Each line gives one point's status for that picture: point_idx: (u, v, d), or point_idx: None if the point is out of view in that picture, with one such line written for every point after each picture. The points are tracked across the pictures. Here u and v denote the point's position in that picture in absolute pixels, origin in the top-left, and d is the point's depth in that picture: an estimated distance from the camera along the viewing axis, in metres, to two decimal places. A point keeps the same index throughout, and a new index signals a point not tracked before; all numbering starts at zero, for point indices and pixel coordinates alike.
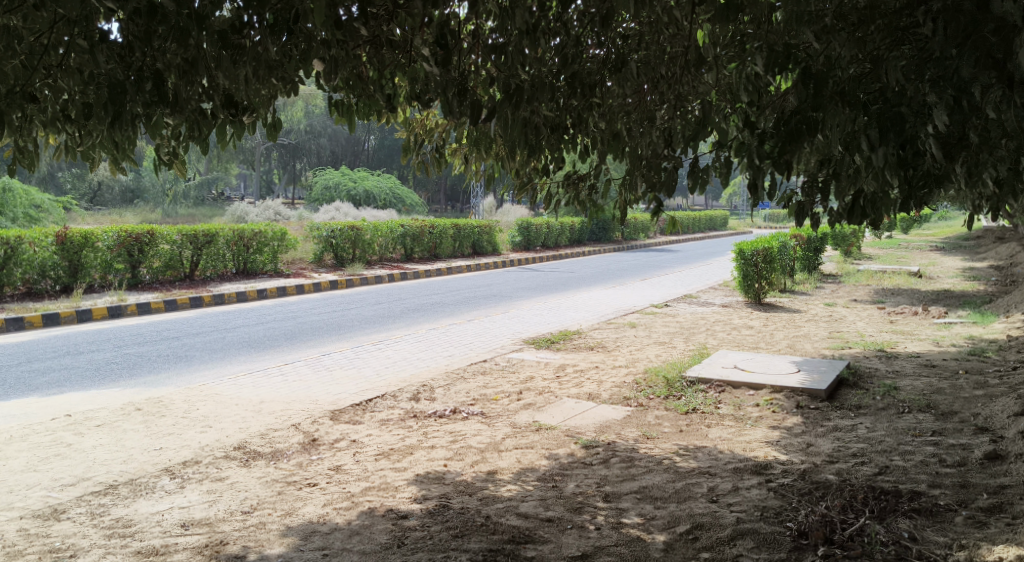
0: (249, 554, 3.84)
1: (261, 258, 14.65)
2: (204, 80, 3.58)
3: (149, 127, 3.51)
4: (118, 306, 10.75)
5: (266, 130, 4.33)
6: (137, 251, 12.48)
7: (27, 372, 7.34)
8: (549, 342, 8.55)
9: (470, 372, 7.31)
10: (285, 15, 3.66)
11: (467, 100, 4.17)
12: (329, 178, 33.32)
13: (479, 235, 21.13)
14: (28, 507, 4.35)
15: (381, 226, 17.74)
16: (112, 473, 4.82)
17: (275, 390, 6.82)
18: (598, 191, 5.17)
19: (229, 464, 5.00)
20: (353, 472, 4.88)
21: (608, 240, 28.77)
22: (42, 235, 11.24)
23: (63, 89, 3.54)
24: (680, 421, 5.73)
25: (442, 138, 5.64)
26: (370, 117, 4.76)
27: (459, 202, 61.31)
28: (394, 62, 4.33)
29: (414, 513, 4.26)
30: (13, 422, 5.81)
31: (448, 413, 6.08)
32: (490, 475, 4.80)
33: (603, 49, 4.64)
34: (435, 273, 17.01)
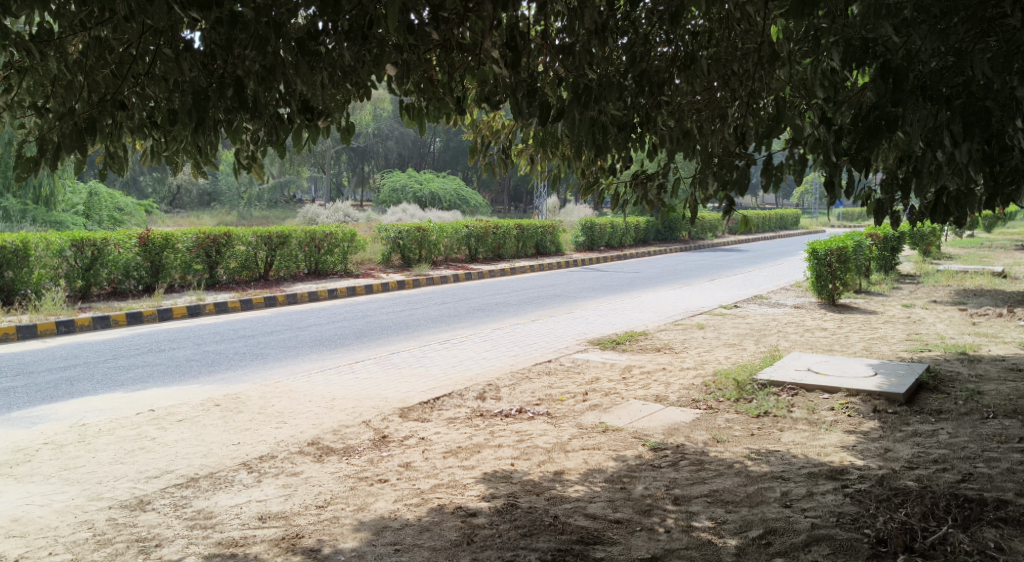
0: (324, 547, 3.92)
1: (332, 259, 14.92)
2: (281, 86, 3.70)
3: (230, 132, 3.66)
4: (197, 306, 11.06)
5: (340, 134, 4.40)
6: (215, 251, 12.82)
7: (112, 369, 7.59)
8: (615, 343, 8.52)
9: (535, 372, 7.33)
10: (360, 21, 3.76)
11: (537, 100, 4.17)
12: (396, 180, 33.72)
13: (543, 234, 21.16)
14: (116, 497, 4.51)
15: (446, 227, 17.88)
16: (193, 467, 4.96)
17: (347, 387, 6.95)
18: (667, 190, 5.13)
19: (303, 459, 5.11)
20: (423, 469, 4.94)
21: (675, 239, 28.50)
22: (126, 237, 11.63)
23: (149, 97, 3.68)
24: (752, 424, 5.65)
25: (508, 139, 5.68)
26: (439, 121, 4.81)
27: (524, 202, 61.43)
28: (463, 64, 4.37)
29: (483, 511, 4.30)
30: (101, 416, 6.03)
31: (514, 413, 6.11)
32: (557, 475, 4.81)
33: (672, 47, 4.60)
34: (500, 273, 17.09)
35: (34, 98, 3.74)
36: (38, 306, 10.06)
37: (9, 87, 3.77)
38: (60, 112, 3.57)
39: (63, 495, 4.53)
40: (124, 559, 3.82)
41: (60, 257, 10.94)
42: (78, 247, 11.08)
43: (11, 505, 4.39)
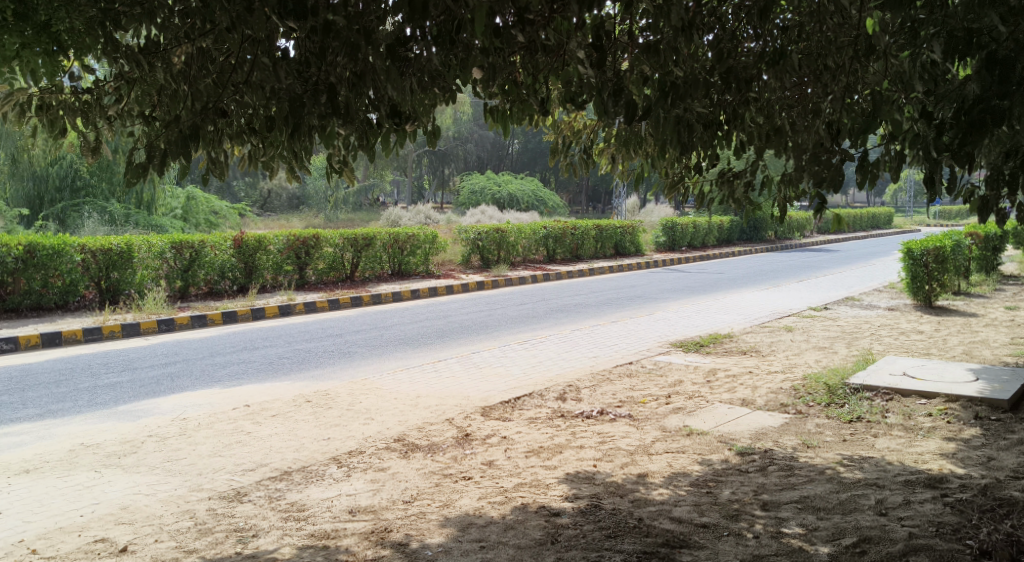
0: (411, 542, 3.97)
1: (414, 259, 15.13)
2: (371, 92, 3.78)
3: (323, 138, 3.79)
4: (287, 306, 11.36)
5: (426, 138, 4.46)
6: (304, 253, 13.17)
7: (210, 365, 7.86)
8: (698, 345, 8.40)
9: (616, 373, 7.28)
10: (447, 26, 3.83)
11: (623, 99, 4.16)
12: (476, 182, 34.02)
13: (623, 235, 21.03)
14: (215, 489, 4.67)
15: (525, 228, 17.93)
16: (286, 460, 5.10)
17: (430, 385, 7.04)
18: (754, 187, 5.02)
19: (390, 455, 5.19)
20: (506, 468, 4.97)
21: (760, 239, 27.95)
22: (222, 239, 12.06)
23: (248, 105, 3.83)
24: (844, 430, 5.50)
25: (590, 139, 5.66)
26: (522, 124, 4.81)
27: (603, 203, 61.12)
28: (548, 66, 4.38)
29: (567, 511, 4.29)
30: (200, 410, 6.25)
31: (596, 414, 6.08)
32: (641, 477, 4.77)
33: (760, 43, 4.52)
34: (579, 274, 17.04)
35: (141, 108, 3.92)
36: (141, 306, 10.50)
37: (119, 98, 3.96)
38: (166, 120, 3.74)
39: (167, 485, 4.70)
40: (224, 548, 3.95)
41: (161, 258, 11.39)
42: (177, 249, 11.51)
43: (119, 494, 4.59)
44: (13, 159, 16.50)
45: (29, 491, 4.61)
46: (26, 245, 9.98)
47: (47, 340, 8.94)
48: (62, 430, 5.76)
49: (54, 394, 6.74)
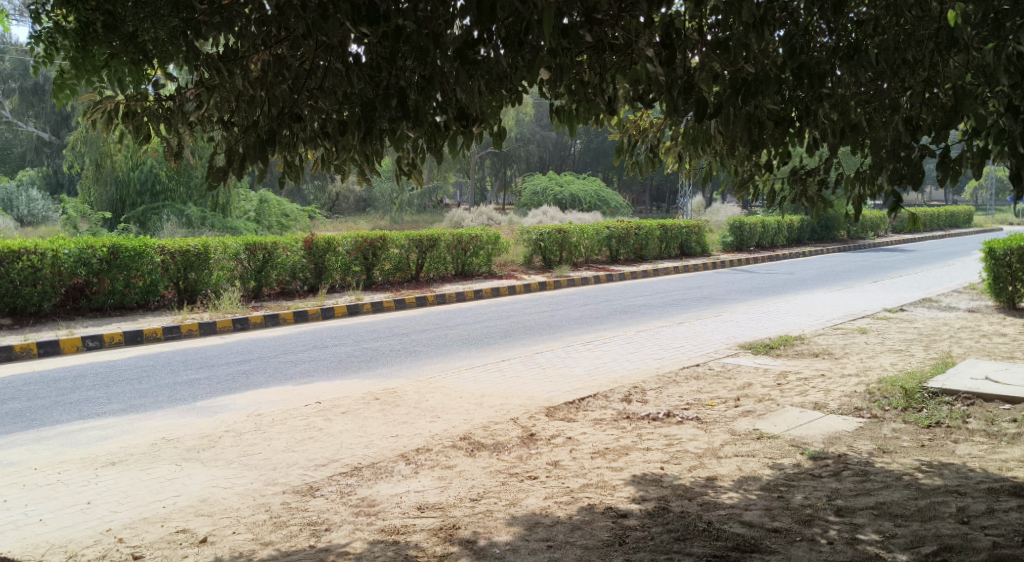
0: (480, 539, 3.99)
1: (477, 260, 15.21)
2: (440, 95, 3.82)
3: (394, 140, 3.84)
4: (356, 306, 11.53)
5: (493, 139, 4.47)
6: (372, 254, 13.34)
7: (282, 363, 8.04)
8: (768, 347, 8.25)
9: (683, 376, 7.19)
10: (516, 27, 3.85)
11: (693, 97, 4.11)
12: (538, 183, 34.04)
13: (688, 235, 20.81)
14: (289, 483, 4.77)
15: (588, 228, 17.86)
16: (356, 457, 5.18)
17: (495, 385, 7.07)
18: (827, 185, 4.88)
19: (456, 453, 5.23)
20: (571, 468, 4.95)
21: (832, 238, 27.34)
22: (293, 241, 12.31)
23: (322, 110, 3.91)
24: (922, 435, 5.35)
25: (657, 137, 5.62)
26: (588, 123, 4.76)
27: (667, 203, 60.48)
28: (615, 66, 4.35)
29: (634, 513, 4.26)
30: (273, 407, 6.39)
31: (663, 416, 6.03)
32: (710, 480, 4.71)
33: (834, 38, 4.41)
34: (643, 274, 16.89)
35: (220, 114, 4.04)
36: (217, 306, 10.78)
37: (200, 104, 4.08)
38: (244, 125, 3.85)
39: (243, 479, 4.82)
40: (298, 541, 4.02)
41: (236, 260, 11.69)
42: (251, 250, 11.80)
43: (199, 486, 4.72)
44: (96, 164, 17.13)
45: (115, 482, 4.77)
46: (110, 246, 10.34)
47: (129, 338, 9.25)
48: (144, 425, 5.95)
49: (136, 390, 6.97)
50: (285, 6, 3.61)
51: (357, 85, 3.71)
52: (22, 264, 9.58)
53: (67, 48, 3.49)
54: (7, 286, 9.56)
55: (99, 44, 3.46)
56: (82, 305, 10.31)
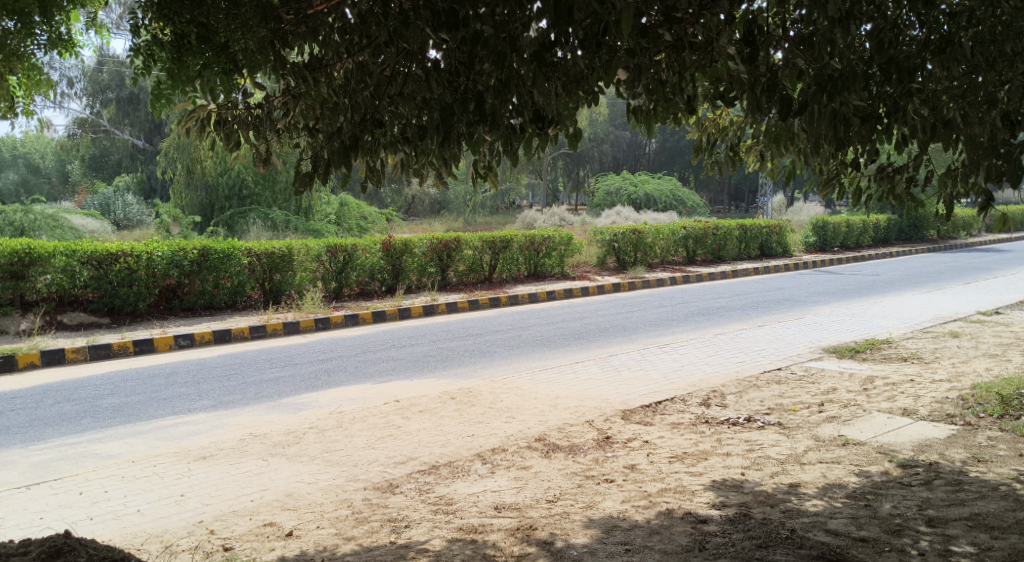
0: (556, 541, 3.98)
1: (550, 261, 15.19)
2: (517, 98, 3.82)
3: (471, 144, 3.86)
4: (431, 306, 11.66)
5: (568, 140, 4.42)
6: (446, 255, 13.47)
7: (362, 362, 8.17)
8: (853, 351, 8.03)
9: (763, 380, 7.04)
10: (595, 29, 3.84)
11: (776, 96, 4.01)
12: (612, 183, 33.83)
13: (768, 235, 20.41)
14: (370, 479, 4.85)
15: (664, 228, 17.67)
16: (433, 455, 5.23)
17: (570, 386, 7.05)
18: (916, 183, 4.70)
19: (532, 454, 5.23)
20: (649, 473, 4.91)
21: (921, 237, 26.42)
22: (372, 243, 12.53)
23: (402, 115, 3.95)
24: (1020, 444, 5.13)
25: (736, 135, 5.51)
26: (666, 122, 4.69)
27: (745, 202, 59.38)
28: (695, 64, 4.26)
29: (714, 518, 4.20)
30: (355, 405, 6.50)
31: (743, 421, 5.92)
32: (793, 487, 4.60)
33: (923, 31, 4.25)
34: (721, 276, 16.62)
35: (306, 120, 4.12)
36: (300, 306, 11.03)
37: (286, 112, 4.17)
38: (327, 131, 3.92)
39: (326, 475, 4.92)
40: (379, 537, 4.08)
41: (318, 261, 11.94)
42: (332, 252, 12.06)
43: (284, 481, 4.83)
44: (187, 170, 17.71)
45: (206, 476, 4.92)
46: (200, 249, 10.68)
47: (218, 337, 9.53)
48: (232, 420, 6.13)
49: (224, 387, 7.18)
50: (368, 14, 3.78)
51: (436, 89, 3.75)
52: (120, 266, 10.01)
53: (164, 60, 3.63)
54: (106, 287, 9.99)
55: (194, 56, 3.60)
56: (174, 306, 10.66)
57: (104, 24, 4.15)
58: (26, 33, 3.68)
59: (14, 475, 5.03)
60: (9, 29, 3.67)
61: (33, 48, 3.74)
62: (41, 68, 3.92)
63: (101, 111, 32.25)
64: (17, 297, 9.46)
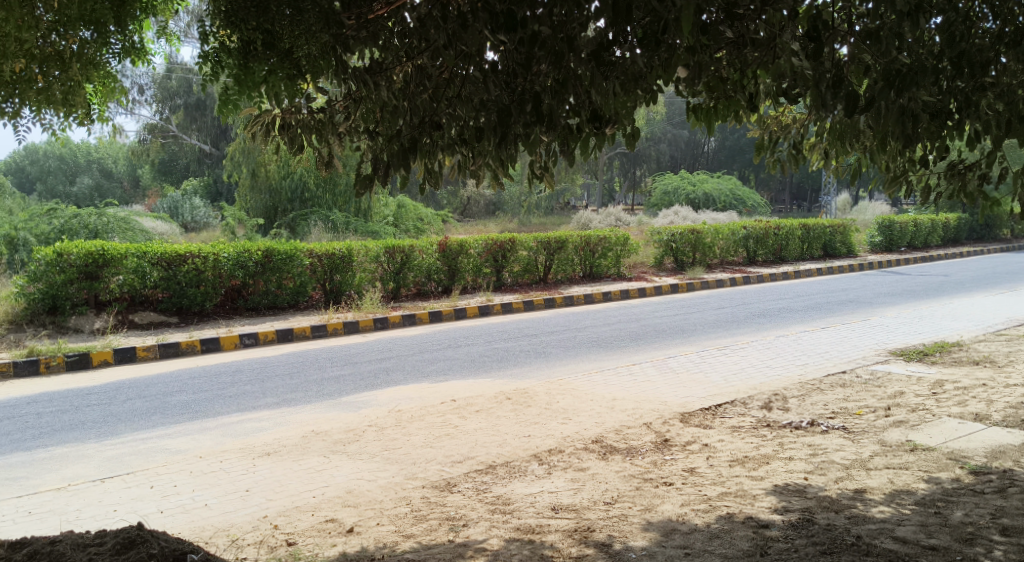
0: (615, 543, 3.95)
1: (606, 262, 15.11)
2: (574, 98, 3.81)
3: (529, 144, 3.85)
4: (487, 306, 11.70)
5: (625, 139, 4.38)
6: (501, 256, 13.50)
7: (420, 361, 8.23)
8: (922, 355, 7.81)
9: (827, 383, 6.90)
10: (654, 27, 3.82)
11: (842, 91, 3.90)
12: (669, 183, 33.51)
13: (832, 235, 20.00)
14: (428, 478, 4.87)
15: (723, 228, 17.44)
16: (490, 455, 5.24)
17: (626, 388, 7.00)
18: (989, 180, 4.54)
19: (589, 456, 5.20)
20: (709, 476, 4.83)
21: (993, 236, 25.59)
22: (429, 244, 12.63)
23: (460, 118, 3.96)
24: None
25: (799, 133, 5.40)
26: (726, 120, 4.60)
27: (807, 202, 58.21)
28: (756, 62, 4.18)
29: (776, 524, 4.12)
30: (413, 404, 6.55)
31: (806, 425, 5.80)
32: (858, 493, 4.49)
33: (996, 23, 4.12)
34: (782, 277, 16.33)
35: (366, 124, 4.17)
36: (359, 306, 11.16)
37: (348, 115, 4.23)
38: (386, 134, 3.96)
39: (385, 473, 4.96)
40: (438, 535, 4.10)
41: (376, 262, 12.08)
42: (390, 253, 12.19)
43: (345, 478, 4.89)
44: (252, 174, 18.06)
45: (270, 472, 5.00)
46: (264, 250, 10.88)
47: (281, 336, 9.69)
48: (295, 418, 6.22)
49: (288, 385, 7.31)
50: (427, 17, 3.85)
51: (494, 91, 3.76)
52: (188, 267, 10.26)
53: (230, 66, 3.68)
54: (175, 287, 10.24)
55: (258, 62, 3.64)
56: (240, 305, 10.86)
57: (175, 33, 4.25)
58: (101, 42, 3.80)
59: (89, 469, 5.18)
60: (86, 39, 3.79)
61: (108, 56, 3.85)
62: (115, 76, 4.04)
63: (170, 117, 33.15)
64: (92, 298, 9.74)
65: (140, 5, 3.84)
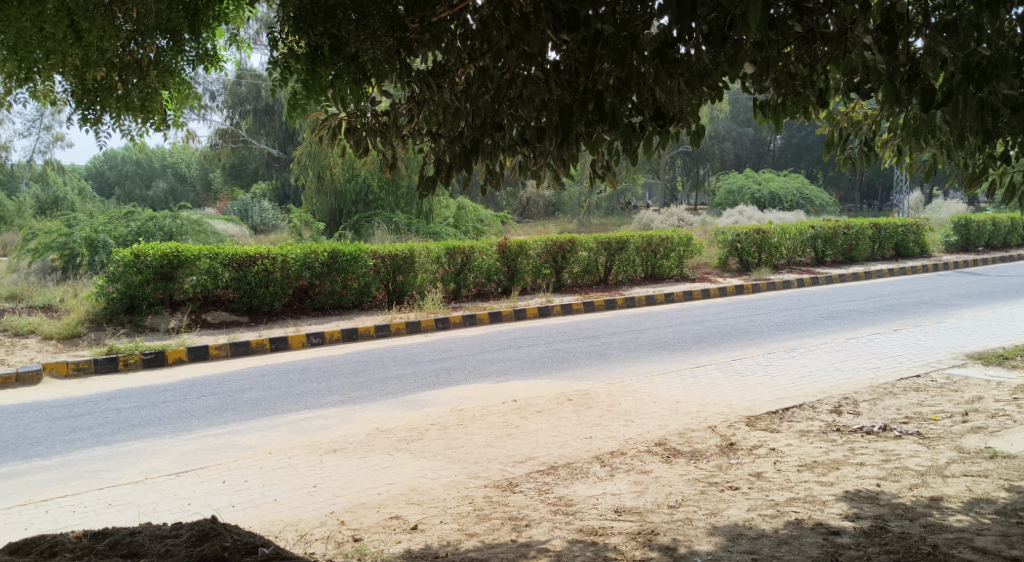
0: (680, 547, 3.90)
1: (668, 263, 14.94)
2: (637, 96, 3.77)
3: (590, 144, 3.81)
4: (547, 307, 11.70)
5: (689, 138, 4.29)
6: (561, 257, 13.47)
7: (481, 361, 8.26)
8: (1000, 359, 7.54)
9: (900, 388, 6.69)
10: (719, 23, 3.75)
11: (917, 86, 3.75)
12: (733, 182, 33.02)
13: (904, 234, 19.45)
14: (490, 478, 4.87)
15: (789, 228, 17.10)
16: (552, 456, 5.22)
17: (690, 391, 6.91)
18: None
19: (652, 458, 5.14)
20: (776, 481, 4.73)
21: None
22: (488, 245, 12.67)
23: (522, 118, 3.95)
24: None
25: (870, 130, 5.24)
26: (796, 117, 4.48)
27: (877, 201, 56.75)
28: (825, 57, 4.07)
29: (848, 531, 4.01)
30: (474, 403, 6.56)
31: (878, 430, 5.64)
32: (934, 501, 4.34)
33: None
34: (851, 277, 15.95)
35: (429, 126, 4.19)
36: (421, 306, 11.25)
37: (412, 118, 4.26)
38: (449, 135, 3.97)
39: (448, 471, 4.98)
40: (500, 535, 4.09)
41: (437, 263, 12.17)
42: (451, 254, 12.27)
43: (409, 476, 4.92)
44: (317, 177, 18.38)
45: (336, 468, 5.07)
46: (330, 251, 11.06)
47: (346, 335, 9.83)
48: (359, 416, 6.29)
49: (352, 383, 7.40)
50: (489, 19, 3.88)
51: (555, 90, 3.74)
52: (258, 268, 10.46)
53: (299, 71, 3.76)
54: (245, 287, 10.45)
55: (326, 66, 3.72)
56: (306, 305, 11.03)
57: (246, 41, 4.33)
58: (177, 50, 3.88)
59: (163, 463, 5.32)
60: (163, 47, 3.88)
61: (183, 64, 3.93)
62: (190, 83, 4.11)
63: (240, 122, 33.97)
64: (167, 297, 10.03)
65: (215, 14, 3.92)
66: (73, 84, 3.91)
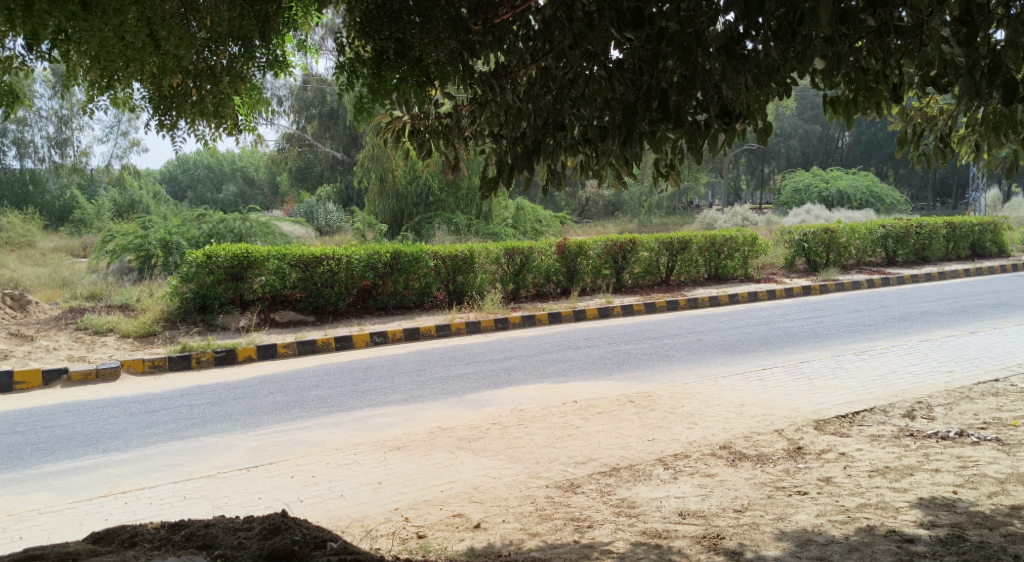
0: (746, 551, 3.83)
1: (732, 262, 14.71)
2: (701, 93, 3.71)
3: (654, 142, 3.74)
4: (607, 308, 11.63)
5: (757, 135, 4.19)
6: (621, 257, 13.38)
7: (541, 361, 8.26)
8: None
9: (976, 392, 6.47)
10: (789, 18, 3.68)
11: (999, 80, 3.61)
12: (800, 181, 32.38)
13: (980, 233, 18.81)
14: (552, 478, 4.86)
15: (858, 227, 16.70)
16: (614, 457, 5.19)
17: (755, 393, 6.79)
18: None
19: (716, 462, 5.06)
20: (846, 486, 4.62)
21: None
22: (548, 245, 12.67)
23: (585, 117, 3.92)
24: None
25: (946, 125, 5.05)
26: (868, 112, 4.33)
27: (951, 200, 54.98)
28: (898, 51, 3.96)
29: (923, 538, 3.89)
30: (535, 404, 6.56)
31: (953, 435, 5.46)
32: (1015, 510, 4.19)
33: None
34: (923, 278, 15.49)
35: (491, 127, 4.20)
36: (481, 306, 11.30)
37: (474, 119, 4.28)
38: (511, 136, 3.97)
39: (510, 471, 4.99)
40: (563, 535, 4.09)
41: (497, 263, 12.21)
42: (510, 255, 12.29)
43: (471, 474, 4.94)
44: (380, 179, 18.62)
45: (400, 466, 5.12)
46: (393, 252, 11.19)
47: (408, 335, 9.92)
48: (422, 414, 6.34)
49: (415, 382, 7.46)
50: (551, 19, 3.94)
51: (618, 89, 3.71)
52: (323, 268, 10.62)
53: (365, 75, 3.78)
54: (311, 287, 10.61)
55: (390, 70, 3.73)
56: (369, 305, 11.16)
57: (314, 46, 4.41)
58: (248, 56, 3.97)
59: (234, 458, 5.45)
60: (235, 54, 3.98)
61: (253, 69, 4.01)
62: (261, 88, 4.21)
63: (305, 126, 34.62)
64: (236, 297, 10.26)
65: (282, 20, 3.98)
66: (151, 92, 4.00)
